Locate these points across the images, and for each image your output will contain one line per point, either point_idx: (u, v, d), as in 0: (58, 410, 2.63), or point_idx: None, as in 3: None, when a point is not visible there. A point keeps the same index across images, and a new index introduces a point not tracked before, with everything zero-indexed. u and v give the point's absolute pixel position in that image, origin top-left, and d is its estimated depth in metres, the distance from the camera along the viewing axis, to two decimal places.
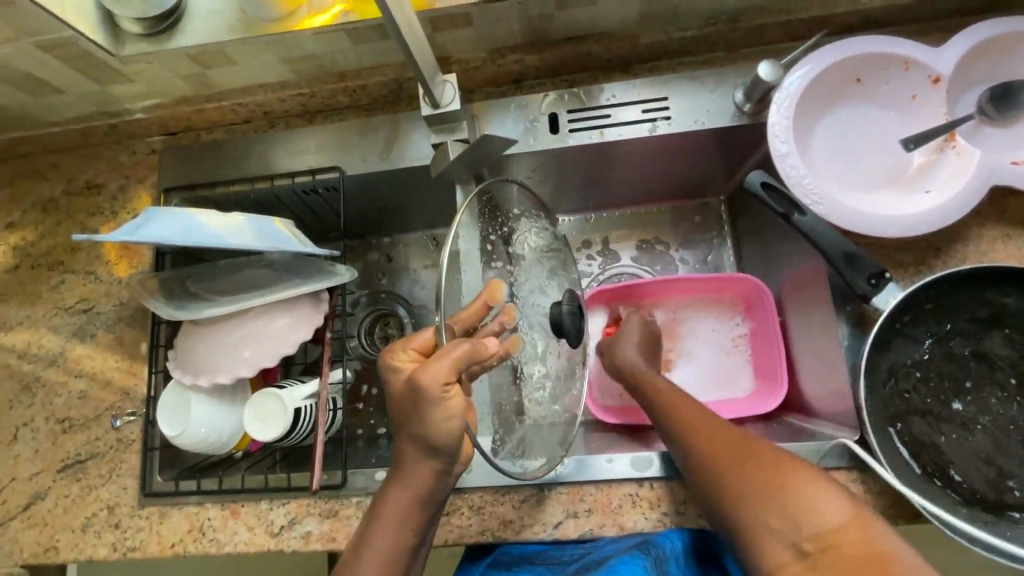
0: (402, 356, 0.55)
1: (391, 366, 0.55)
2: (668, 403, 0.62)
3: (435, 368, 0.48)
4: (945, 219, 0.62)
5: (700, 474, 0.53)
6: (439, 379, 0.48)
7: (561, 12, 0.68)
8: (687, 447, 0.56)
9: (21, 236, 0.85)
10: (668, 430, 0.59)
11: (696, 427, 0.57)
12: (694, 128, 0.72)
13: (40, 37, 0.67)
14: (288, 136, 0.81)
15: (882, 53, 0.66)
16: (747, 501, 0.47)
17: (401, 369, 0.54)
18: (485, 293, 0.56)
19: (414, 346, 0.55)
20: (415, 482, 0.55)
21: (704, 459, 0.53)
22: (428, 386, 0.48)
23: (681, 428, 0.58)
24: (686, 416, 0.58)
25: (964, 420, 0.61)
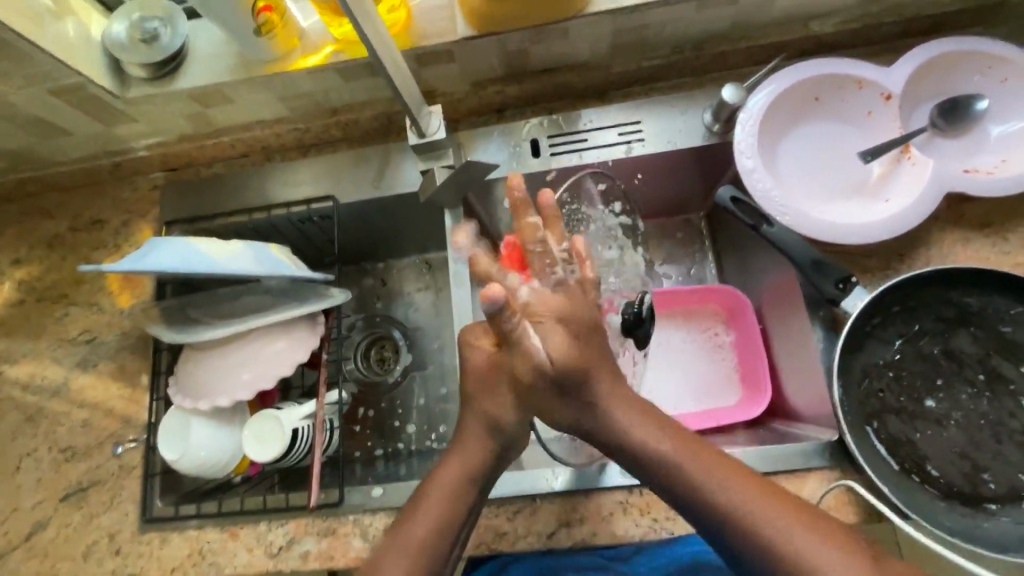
0: (481, 338, 0.58)
1: (470, 342, 0.58)
2: (680, 468, 0.51)
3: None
4: (902, 226, 0.66)
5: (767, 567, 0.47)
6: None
7: (536, 45, 0.73)
8: (741, 534, 0.48)
9: (26, 272, 0.88)
10: (691, 507, 0.50)
11: (696, 472, 0.50)
12: (667, 148, 0.76)
13: (53, 83, 0.72)
14: (283, 169, 0.85)
15: (836, 74, 0.70)
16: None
17: (479, 346, 0.57)
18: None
19: (493, 332, 0.58)
20: (468, 455, 0.56)
21: (748, 531, 0.47)
22: (512, 373, 0.55)
23: (722, 512, 0.49)
24: (679, 460, 0.51)
25: (937, 416, 0.64)
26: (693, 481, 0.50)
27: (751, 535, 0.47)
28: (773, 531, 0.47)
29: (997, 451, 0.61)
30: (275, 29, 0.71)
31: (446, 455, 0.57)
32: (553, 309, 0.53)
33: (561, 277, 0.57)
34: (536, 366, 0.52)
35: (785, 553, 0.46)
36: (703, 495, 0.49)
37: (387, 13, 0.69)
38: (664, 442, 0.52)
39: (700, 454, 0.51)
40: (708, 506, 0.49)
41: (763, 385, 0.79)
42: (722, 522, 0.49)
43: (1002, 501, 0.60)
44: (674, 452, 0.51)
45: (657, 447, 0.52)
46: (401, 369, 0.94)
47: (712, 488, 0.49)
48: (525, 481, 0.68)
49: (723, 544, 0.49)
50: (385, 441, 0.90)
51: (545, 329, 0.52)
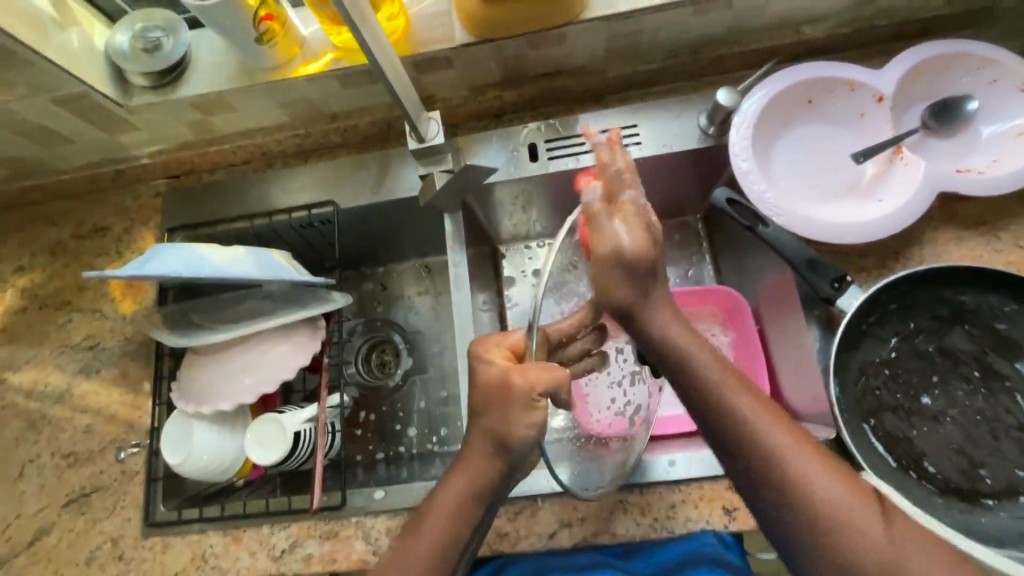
0: (492, 350, 0.57)
1: (481, 355, 0.57)
2: (732, 404, 0.53)
3: (530, 372, 0.53)
4: (895, 226, 0.67)
5: (785, 510, 0.49)
6: (529, 384, 0.52)
7: (534, 51, 0.74)
8: (761, 461, 0.50)
9: (29, 279, 0.89)
10: (728, 442, 0.52)
11: (732, 399, 0.53)
12: (663, 151, 0.77)
13: (56, 93, 0.73)
14: (284, 175, 0.86)
15: (828, 77, 0.72)
16: (851, 550, 0.47)
17: (490, 360, 0.56)
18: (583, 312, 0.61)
19: (507, 345, 0.58)
20: (476, 468, 0.55)
21: (768, 459, 0.50)
22: (517, 386, 0.53)
23: (748, 439, 0.51)
24: (716, 388, 0.54)
25: (934, 413, 0.64)
26: (727, 407, 0.53)
27: (771, 463, 0.50)
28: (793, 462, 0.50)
29: (993, 448, 0.62)
30: (277, 37, 0.72)
31: (455, 467, 0.56)
32: (641, 210, 0.56)
33: (641, 213, 0.56)
34: (616, 249, 0.54)
35: (798, 483, 0.49)
36: (747, 432, 0.51)
37: (387, 21, 0.70)
38: (721, 377, 0.54)
39: (740, 384, 0.54)
40: (737, 432, 0.52)
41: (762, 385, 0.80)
42: (744, 449, 0.51)
43: (999, 496, 0.60)
44: (728, 387, 0.53)
45: (714, 380, 0.54)
46: (402, 373, 0.95)
47: (759, 427, 0.51)
48: (525, 482, 0.69)
49: (748, 483, 0.52)
50: (386, 444, 0.91)
51: (630, 225, 0.55)
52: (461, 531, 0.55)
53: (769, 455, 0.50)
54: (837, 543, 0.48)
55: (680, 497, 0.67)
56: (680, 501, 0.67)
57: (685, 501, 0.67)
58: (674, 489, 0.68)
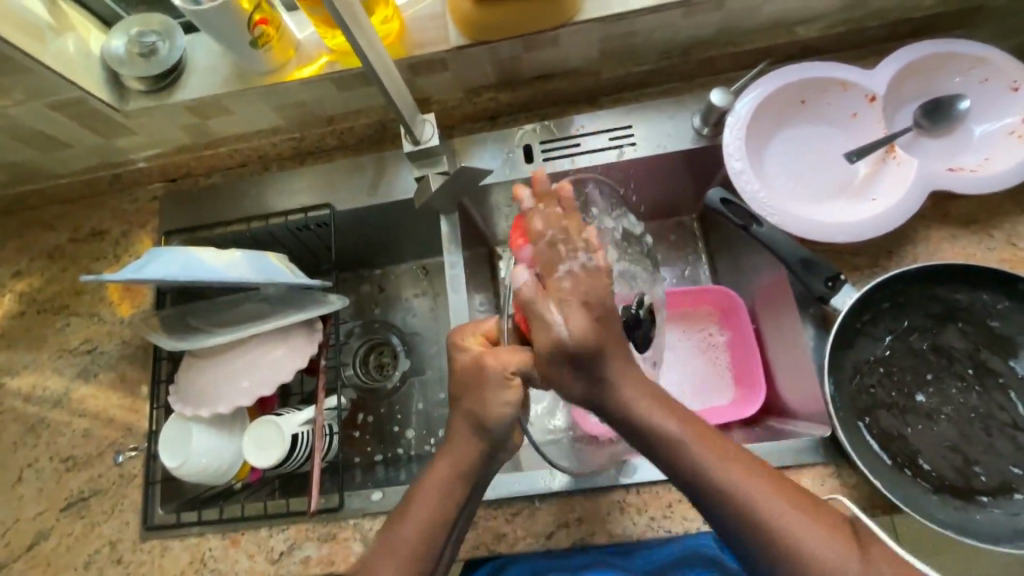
0: (470, 337, 0.59)
1: (459, 343, 0.58)
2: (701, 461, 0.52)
3: (501, 355, 0.54)
4: (888, 224, 0.67)
5: (760, 554, 0.51)
6: (502, 365, 0.54)
7: (528, 53, 0.75)
8: (732, 511, 0.51)
9: (27, 283, 0.89)
10: (703, 496, 0.52)
11: (697, 454, 0.52)
12: (658, 151, 0.77)
13: (52, 98, 0.73)
14: (281, 178, 0.86)
15: (821, 77, 0.72)
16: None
17: (467, 347, 0.57)
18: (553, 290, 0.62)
19: (481, 331, 0.59)
20: (457, 457, 0.56)
21: (739, 508, 0.51)
22: (492, 370, 0.54)
23: (717, 491, 0.51)
24: (682, 442, 0.53)
25: (928, 410, 0.65)
26: (693, 460, 0.52)
27: (742, 512, 0.51)
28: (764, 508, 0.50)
29: (987, 445, 0.62)
30: (272, 41, 0.72)
31: (436, 458, 0.57)
32: (575, 288, 0.53)
33: (574, 267, 0.54)
34: (554, 345, 0.51)
35: (771, 528, 0.50)
36: (719, 486, 0.51)
37: (381, 24, 0.70)
38: (686, 432, 0.53)
39: (703, 437, 0.53)
40: (705, 485, 0.52)
41: (758, 385, 0.80)
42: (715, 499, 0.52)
43: (994, 493, 0.61)
44: (694, 444, 0.53)
45: (680, 436, 0.53)
46: (400, 375, 0.95)
47: (730, 484, 0.51)
48: (523, 482, 0.69)
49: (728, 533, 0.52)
50: (384, 446, 0.91)
51: (569, 309, 0.52)
52: (443, 521, 0.55)
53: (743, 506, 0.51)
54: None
55: (676, 496, 0.68)
56: (677, 500, 0.67)
57: (682, 500, 0.67)
58: (670, 488, 0.68)
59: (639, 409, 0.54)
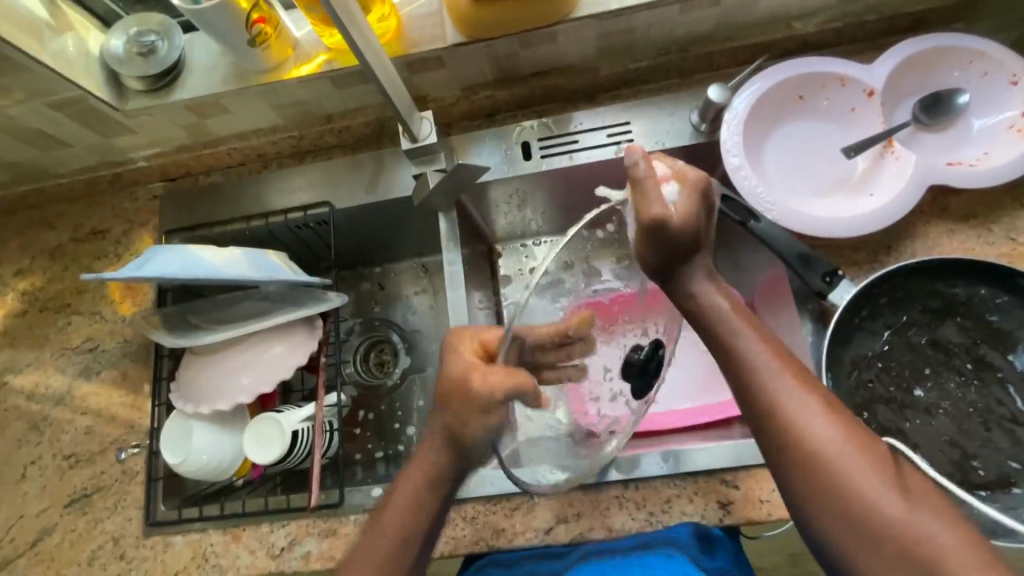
0: (467, 343, 0.59)
1: (454, 346, 0.59)
2: (744, 350, 0.53)
3: (490, 378, 0.53)
4: (886, 220, 0.67)
5: (784, 456, 0.50)
6: (489, 390, 0.52)
7: (525, 50, 0.75)
8: (767, 405, 0.51)
9: (30, 282, 0.90)
10: (738, 383, 0.53)
11: (749, 347, 0.53)
12: (656, 148, 0.77)
13: (52, 97, 0.74)
14: (280, 177, 0.87)
15: (819, 72, 0.72)
16: (851, 499, 0.47)
17: (458, 351, 0.58)
18: (574, 321, 0.55)
19: (480, 338, 0.59)
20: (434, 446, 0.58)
21: (774, 404, 0.51)
22: (476, 388, 0.53)
23: (758, 384, 0.52)
24: (737, 335, 0.54)
25: (927, 405, 0.65)
26: (742, 352, 0.53)
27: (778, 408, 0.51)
28: (797, 409, 0.50)
29: (986, 439, 0.62)
30: (269, 40, 0.72)
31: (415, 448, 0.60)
32: (686, 180, 0.54)
33: (677, 174, 0.55)
34: (662, 220, 0.51)
35: (801, 429, 0.50)
36: (756, 376, 0.52)
37: (378, 22, 0.70)
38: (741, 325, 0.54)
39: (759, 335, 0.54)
40: (749, 377, 0.53)
41: None
42: (754, 394, 0.52)
43: (992, 487, 0.61)
44: (744, 329, 0.54)
45: (737, 331, 0.54)
46: (400, 372, 0.95)
47: (772, 378, 0.52)
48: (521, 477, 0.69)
49: (756, 428, 0.52)
50: (385, 443, 0.91)
51: (677, 195, 0.54)
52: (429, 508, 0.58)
53: (777, 402, 0.51)
54: (837, 495, 0.48)
55: (675, 492, 0.68)
56: (675, 495, 0.67)
57: (680, 496, 0.67)
58: (668, 483, 0.68)
59: (705, 296, 0.56)
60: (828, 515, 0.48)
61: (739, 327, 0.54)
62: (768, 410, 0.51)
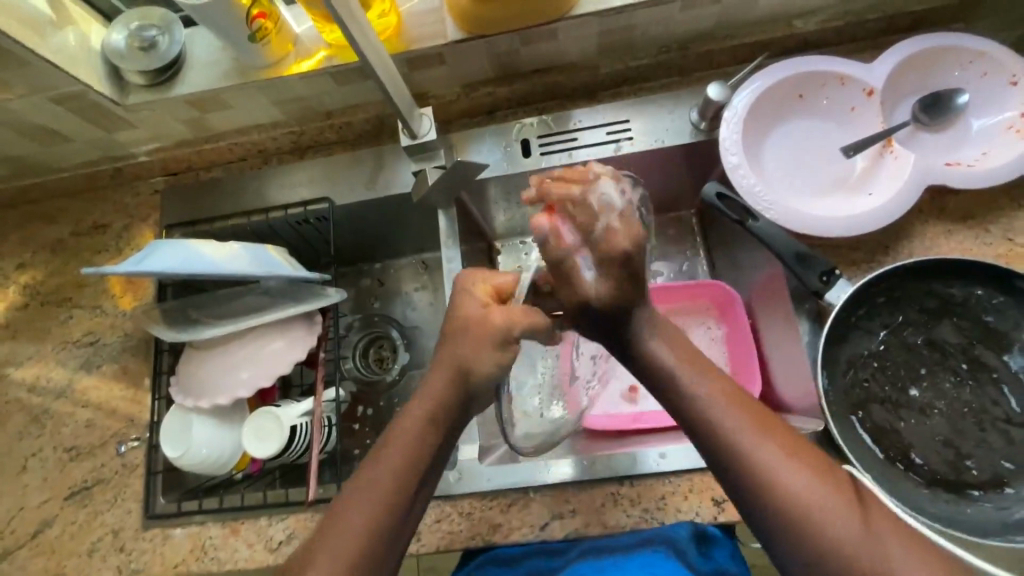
0: (478, 284, 0.57)
1: (467, 289, 0.57)
2: (704, 403, 0.52)
3: (513, 315, 0.54)
4: (884, 219, 0.67)
5: (759, 511, 0.49)
6: (507, 329, 0.54)
7: (525, 47, 0.75)
8: (734, 461, 0.50)
9: (31, 276, 0.90)
10: (703, 439, 0.52)
11: (707, 401, 0.52)
12: (656, 146, 0.77)
13: (54, 91, 0.74)
14: (281, 172, 0.87)
15: (819, 70, 0.72)
16: (832, 549, 0.46)
17: (472, 292, 0.57)
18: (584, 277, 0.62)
19: (492, 282, 0.58)
20: (416, 425, 0.54)
21: (742, 459, 0.49)
22: (496, 324, 0.54)
23: (723, 439, 0.51)
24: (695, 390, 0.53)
25: (922, 405, 0.65)
26: (702, 406, 0.52)
27: (745, 464, 0.49)
28: (766, 462, 0.49)
29: (981, 439, 0.62)
30: (270, 35, 0.72)
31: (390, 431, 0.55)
32: (617, 240, 0.50)
33: (607, 226, 0.50)
34: (585, 301, 0.52)
35: (771, 485, 0.48)
36: (720, 431, 0.51)
37: (378, 18, 0.70)
38: (695, 377, 0.53)
39: (717, 386, 0.53)
40: (711, 434, 0.51)
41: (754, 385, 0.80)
42: (720, 449, 0.51)
43: (986, 487, 0.61)
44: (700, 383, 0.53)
45: (693, 384, 0.53)
46: (399, 368, 0.96)
47: (737, 432, 0.50)
48: (517, 473, 0.70)
49: (723, 477, 0.51)
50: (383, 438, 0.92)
51: (594, 272, 0.51)
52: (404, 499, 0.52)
53: (738, 448, 0.50)
54: (817, 545, 0.47)
55: (670, 489, 0.68)
56: (671, 492, 0.68)
57: (675, 493, 0.68)
58: (664, 480, 0.68)
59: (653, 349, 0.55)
60: (809, 566, 0.47)
61: (692, 381, 0.53)
62: (739, 469, 0.49)
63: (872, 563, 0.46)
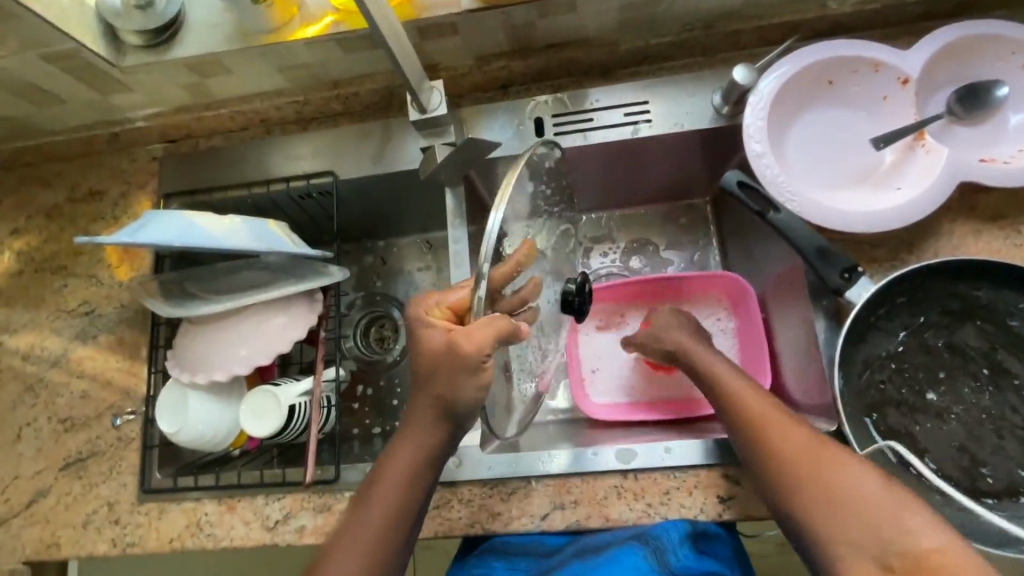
0: (435, 312, 0.57)
1: (425, 319, 0.56)
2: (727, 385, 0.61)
3: (475, 335, 0.51)
4: (914, 215, 0.64)
5: (770, 475, 0.54)
6: (478, 348, 0.51)
7: (542, 20, 0.71)
8: (749, 429, 0.56)
9: (26, 242, 0.88)
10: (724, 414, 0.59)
11: (732, 384, 0.61)
12: (675, 130, 0.74)
13: (46, 49, 0.70)
14: (283, 143, 0.84)
15: (852, 56, 0.68)
16: (839, 509, 0.50)
17: (432, 324, 0.56)
18: (524, 251, 0.58)
19: (447, 304, 0.58)
20: (405, 467, 0.57)
21: (756, 428, 0.56)
22: (466, 352, 0.51)
23: (739, 411, 0.58)
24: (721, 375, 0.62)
25: (939, 410, 0.63)
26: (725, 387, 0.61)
27: (760, 432, 0.56)
28: (777, 430, 0.55)
29: (998, 446, 0.61)
30: None
31: (378, 470, 0.58)
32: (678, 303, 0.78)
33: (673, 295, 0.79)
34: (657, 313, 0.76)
35: (781, 448, 0.54)
36: (738, 405, 0.58)
37: None
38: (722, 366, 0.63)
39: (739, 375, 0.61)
40: (731, 408, 0.59)
41: (764, 378, 0.80)
42: (737, 421, 0.58)
43: (1000, 496, 0.59)
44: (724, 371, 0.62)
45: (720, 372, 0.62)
46: (400, 348, 0.94)
47: (752, 405, 0.58)
48: (518, 463, 0.69)
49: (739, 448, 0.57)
50: (382, 418, 0.90)
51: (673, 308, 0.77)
52: (396, 531, 0.56)
53: (753, 419, 0.57)
54: (825, 507, 0.50)
55: (675, 484, 0.67)
56: (675, 487, 0.67)
57: (679, 489, 0.67)
58: (669, 475, 0.67)
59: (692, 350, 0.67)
60: (820, 528, 0.50)
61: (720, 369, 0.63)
62: (753, 435, 0.56)
63: (881, 525, 0.48)
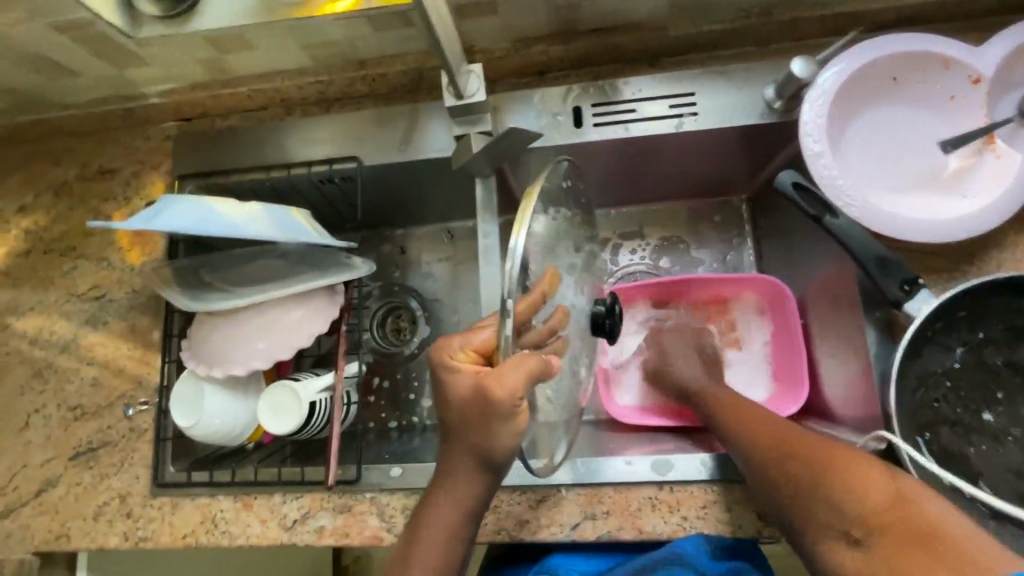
0: (460, 357, 0.53)
1: (450, 366, 0.53)
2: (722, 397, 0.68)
3: (507, 378, 0.47)
4: (982, 224, 0.61)
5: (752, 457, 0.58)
6: (511, 392, 0.47)
7: (589, 2, 0.66)
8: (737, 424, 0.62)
9: (34, 221, 0.84)
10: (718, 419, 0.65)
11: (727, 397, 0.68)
12: (722, 124, 0.70)
13: (58, 18, 0.66)
14: (302, 124, 0.79)
15: (921, 50, 0.64)
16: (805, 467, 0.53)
17: (457, 370, 0.52)
18: (546, 284, 0.54)
19: (472, 347, 0.54)
20: (448, 522, 0.54)
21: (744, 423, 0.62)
22: (498, 400, 0.48)
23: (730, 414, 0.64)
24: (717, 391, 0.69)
25: (995, 431, 0.60)
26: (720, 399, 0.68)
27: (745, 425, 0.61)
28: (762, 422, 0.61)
29: None
30: None
31: (416, 527, 0.55)
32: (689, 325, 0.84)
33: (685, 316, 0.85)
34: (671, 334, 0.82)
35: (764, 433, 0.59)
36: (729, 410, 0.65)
37: None
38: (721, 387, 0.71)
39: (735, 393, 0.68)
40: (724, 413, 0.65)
41: (801, 388, 0.77)
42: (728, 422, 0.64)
43: None
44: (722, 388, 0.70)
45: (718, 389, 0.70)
46: (418, 341, 0.91)
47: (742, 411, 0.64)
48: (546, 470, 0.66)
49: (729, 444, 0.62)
50: (399, 412, 0.88)
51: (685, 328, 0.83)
52: None
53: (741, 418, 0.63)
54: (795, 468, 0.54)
55: (712, 498, 0.64)
56: (712, 502, 0.64)
57: (717, 503, 0.64)
58: (706, 488, 0.64)
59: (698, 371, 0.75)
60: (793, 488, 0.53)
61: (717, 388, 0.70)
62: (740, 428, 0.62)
63: (840, 473, 0.51)
